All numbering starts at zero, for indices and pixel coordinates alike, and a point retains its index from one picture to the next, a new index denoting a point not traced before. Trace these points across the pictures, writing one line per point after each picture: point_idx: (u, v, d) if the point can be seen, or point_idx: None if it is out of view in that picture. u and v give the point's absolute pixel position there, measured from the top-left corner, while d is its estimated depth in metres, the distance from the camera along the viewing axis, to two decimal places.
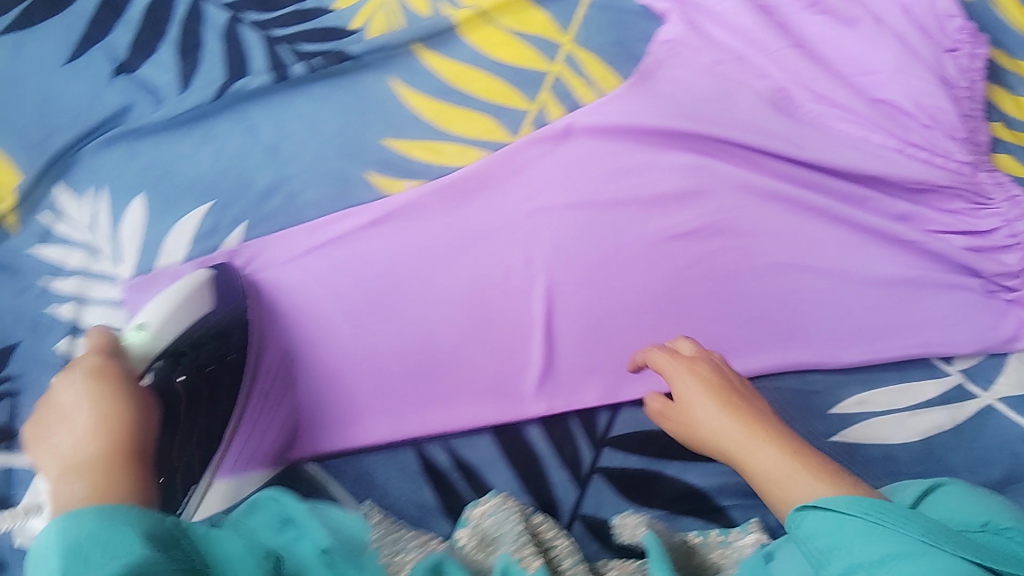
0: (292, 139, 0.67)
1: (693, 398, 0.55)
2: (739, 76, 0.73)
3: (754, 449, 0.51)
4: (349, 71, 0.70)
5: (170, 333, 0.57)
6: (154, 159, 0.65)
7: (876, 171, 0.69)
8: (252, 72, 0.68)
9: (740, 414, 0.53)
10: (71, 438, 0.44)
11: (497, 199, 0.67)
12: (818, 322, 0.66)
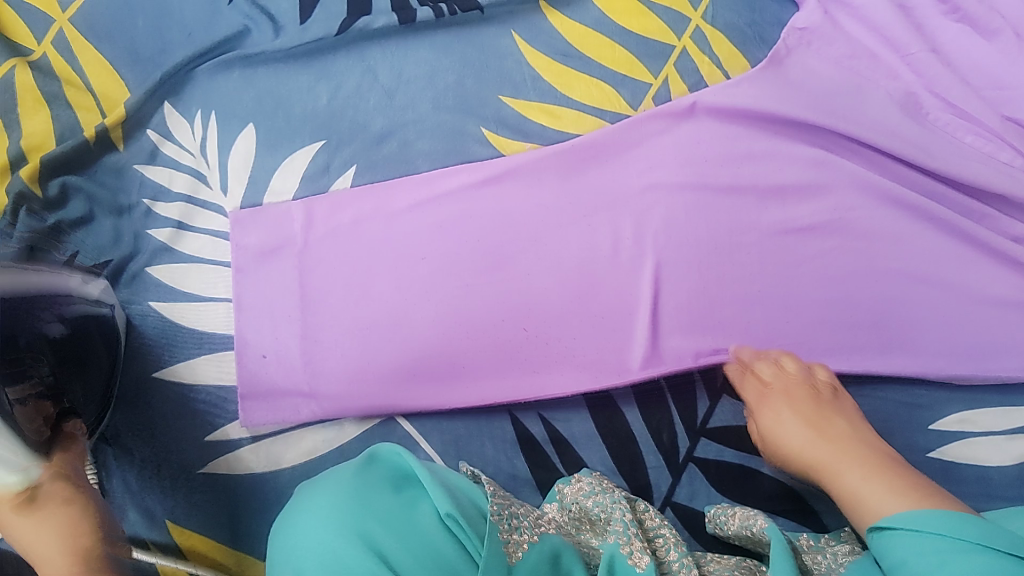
0: (410, 85, 0.65)
1: (778, 423, 0.56)
2: (871, 75, 0.67)
3: (841, 476, 0.52)
4: (472, 23, 0.67)
5: None
6: (270, 89, 0.63)
7: (1002, 188, 0.63)
8: (374, 11, 0.66)
9: (827, 439, 0.54)
10: None
11: (615, 171, 0.62)
12: (935, 341, 0.62)
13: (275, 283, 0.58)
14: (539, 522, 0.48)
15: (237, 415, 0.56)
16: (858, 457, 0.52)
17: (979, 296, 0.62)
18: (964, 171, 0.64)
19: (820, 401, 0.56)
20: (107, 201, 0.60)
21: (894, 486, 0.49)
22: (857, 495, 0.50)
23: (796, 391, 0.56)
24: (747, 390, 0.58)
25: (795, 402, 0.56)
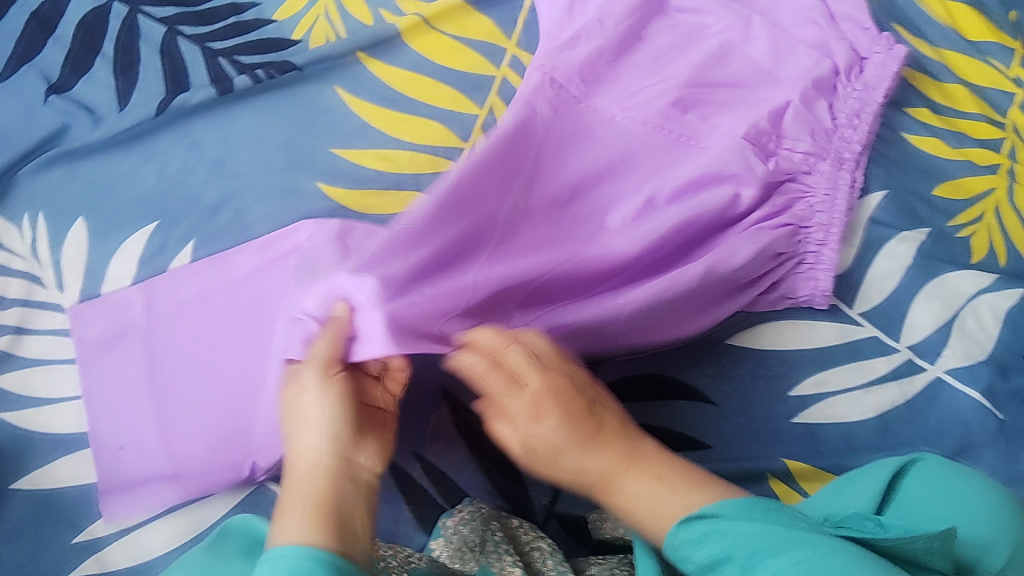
0: (238, 153, 0.65)
1: (552, 448, 0.52)
2: None
3: (620, 490, 0.51)
4: (292, 82, 0.68)
5: None
6: (95, 179, 0.63)
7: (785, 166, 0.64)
8: (193, 87, 0.67)
9: (599, 446, 0.51)
10: None
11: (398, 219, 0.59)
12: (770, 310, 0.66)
13: (115, 373, 0.57)
14: (410, 558, 0.52)
15: (101, 512, 0.55)
16: (631, 464, 0.51)
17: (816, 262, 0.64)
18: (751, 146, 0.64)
19: (580, 396, 0.53)
20: None
21: (676, 486, 0.49)
22: (635, 507, 0.50)
23: (560, 387, 0.52)
24: (506, 404, 0.53)
25: (562, 400, 0.52)
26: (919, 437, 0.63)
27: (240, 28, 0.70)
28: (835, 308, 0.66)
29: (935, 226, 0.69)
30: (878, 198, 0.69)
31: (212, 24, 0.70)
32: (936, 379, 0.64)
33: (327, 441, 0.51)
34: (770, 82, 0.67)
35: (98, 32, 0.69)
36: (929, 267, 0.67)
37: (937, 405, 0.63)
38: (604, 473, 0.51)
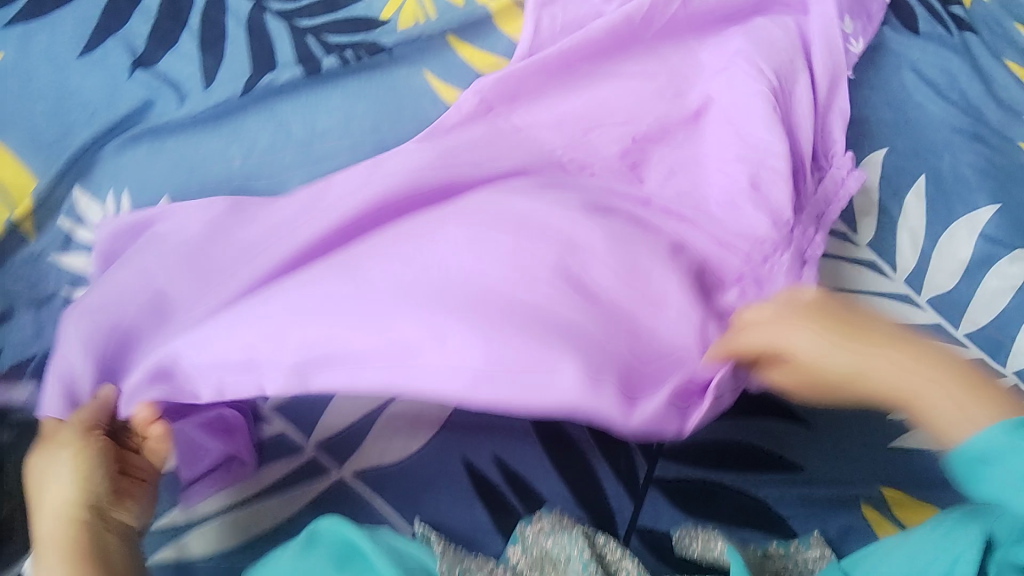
0: (324, 135, 0.64)
1: (785, 340, 0.50)
2: None
3: (870, 368, 0.49)
4: (382, 65, 0.66)
5: None
6: (181, 156, 0.62)
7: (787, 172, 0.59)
8: (280, 66, 0.65)
9: (847, 346, 0.49)
10: None
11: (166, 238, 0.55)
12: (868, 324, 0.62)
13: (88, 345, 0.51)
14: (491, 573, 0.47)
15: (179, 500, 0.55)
16: (866, 331, 0.50)
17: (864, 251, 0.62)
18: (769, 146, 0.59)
19: (820, 310, 0.51)
20: (24, 294, 0.58)
21: (923, 365, 0.48)
22: (897, 384, 0.48)
23: (800, 310, 0.51)
24: (775, 372, 0.52)
25: (816, 318, 0.50)
26: None
27: (329, 5, 0.69)
28: (938, 328, 0.61)
29: None
30: (988, 214, 0.65)
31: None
32: None
33: (76, 479, 0.49)
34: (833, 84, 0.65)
35: (185, 4, 0.67)
36: None
37: None
38: (845, 367, 0.49)
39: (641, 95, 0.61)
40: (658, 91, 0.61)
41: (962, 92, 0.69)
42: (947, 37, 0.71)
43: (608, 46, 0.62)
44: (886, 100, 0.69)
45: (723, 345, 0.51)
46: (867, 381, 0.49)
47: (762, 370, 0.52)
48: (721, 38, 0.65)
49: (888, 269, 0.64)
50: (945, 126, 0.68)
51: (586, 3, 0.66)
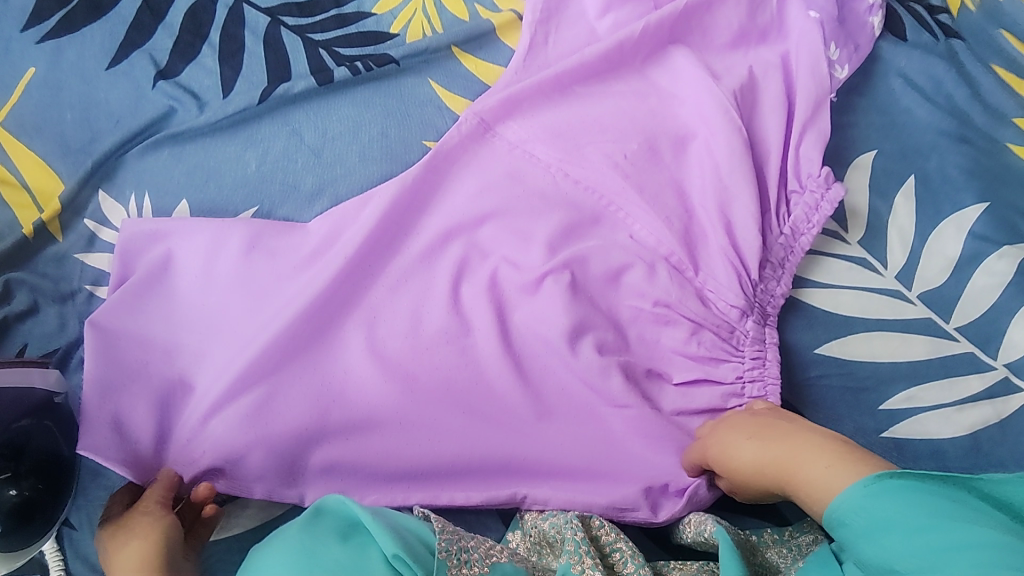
0: (335, 142, 0.67)
1: (725, 451, 0.56)
2: (766, 76, 0.69)
3: (798, 469, 0.51)
4: (389, 75, 0.70)
5: None
6: (200, 162, 0.66)
7: (748, 202, 0.64)
8: (294, 76, 0.69)
9: (772, 445, 0.53)
10: None
11: (193, 261, 0.62)
12: (862, 320, 0.65)
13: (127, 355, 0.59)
14: (491, 551, 0.49)
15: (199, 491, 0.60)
16: (800, 442, 0.52)
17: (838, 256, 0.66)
18: (736, 178, 0.65)
19: (759, 418, 0.57)
20: (48, 289, 0.61)
21: (839, 462, 0.50)
22: (811, 481, 0.50)
23: (737, 419, 0.58)
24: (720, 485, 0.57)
25: (745, 428, 0.56)
26: (1012, 460, 0.61)
27: (340, 19, 0.72)
28: (929, 323, 0.65)
29: None
30: (975, 212, 0.68)
31: (314, 15, 0.71)
32: None
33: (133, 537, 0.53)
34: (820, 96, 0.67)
35: (204, 18, 0.70)
36: None
37: None
38: (777, 457, 0.53)
39: (627, 116, 0.69)
40: (631, 110, 0.69)
41: (948, 97, 0.72)
42: (933, 43, 0.73)
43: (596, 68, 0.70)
44: (874, 105, 0.72)
45: (691, 450, 0.58)
46: (795, 482, 0.51)
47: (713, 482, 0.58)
48: (722, 61, 0.70)
49: (880, 266, 0.66)
50: (932, 129, 0.71)
51: (580, 23, 0.72)
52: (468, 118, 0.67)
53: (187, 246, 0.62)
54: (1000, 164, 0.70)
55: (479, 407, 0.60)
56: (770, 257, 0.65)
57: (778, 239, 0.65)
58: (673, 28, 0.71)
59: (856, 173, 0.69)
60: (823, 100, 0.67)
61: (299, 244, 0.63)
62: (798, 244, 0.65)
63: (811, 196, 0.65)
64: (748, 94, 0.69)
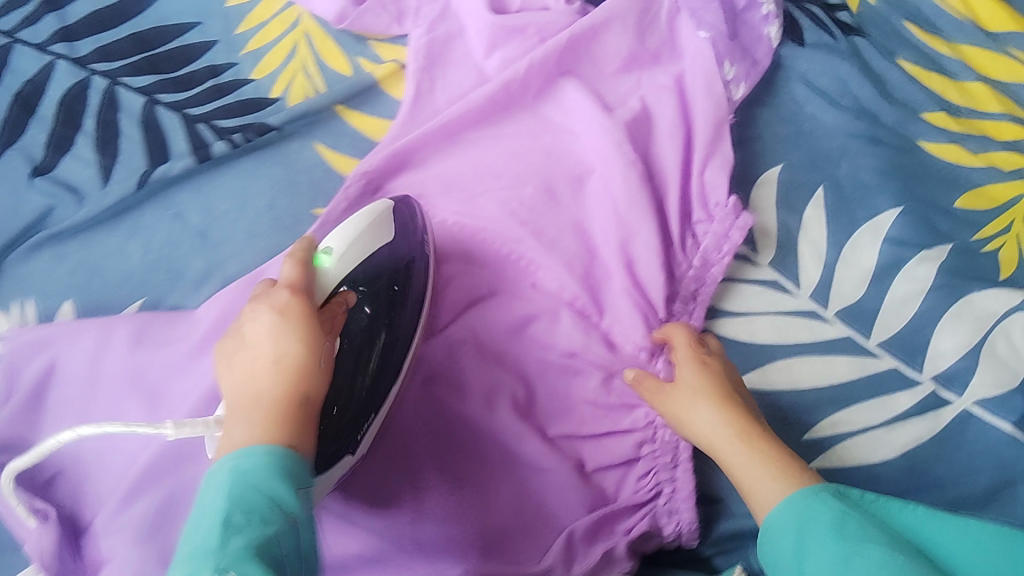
0: (221, 220, 0.65)
1: (688, 413, 0.56)
2: (659, 100, 0.67)
3: (750, 469, 0.52)
4: (273, 142, 0.68)
5: (351, 259, 0.58)
6: (83, 260, 0.64)
7: (648, 239, 0.63)
8: (173, 157, 0.67)
9: (734, 429, 0.54)
10: (259, 344, 0.50)
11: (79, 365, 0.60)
12: (779, 346, 0.62)
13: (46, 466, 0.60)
14: None
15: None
16: (758, 443, 0.53)
17: (751, 280, 0.64)
18: (635, 213, 0.63)
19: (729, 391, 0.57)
20: None
21: (784, 474, 0.51)
22: (756, 485, 0.51)
23: (708, 368, 0.58)
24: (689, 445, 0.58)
25: (710, 397, 0.56)
26: (949, 478, 0.58)
27: (218, 90, 0.69)
28: (850, 342, 0.62)
29: (959, 241, 0.64)
30: (891, 217, 0.65)
31: (190, 89, 0.69)
32: (965, 412, 0.60)
33: None
34: (718, 117, 0.65)
35: (78, 107, 0.68)
36: (952, 287, 0.63)
37: (968, 442, 0.59)
38: (733, 446, 0.54)
39: (521, 157, 0.66)
40: (525, 151, 0.67)
41: (855, 98, 0.69)
42: (833, 44, 0.71)
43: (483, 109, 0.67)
44: (779, 115, 0.69)
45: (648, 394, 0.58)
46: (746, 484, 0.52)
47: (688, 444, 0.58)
48: (614, 89, 0.69)
49: (793, 287, 0.64)
50: (842, 133, 0.68)
51: (467, 64, 0.70)
52: (355, 180, 0.65)
53: (72, 353, 0.60)
54: (915, 162, 0.67)
55: (422, 493, 0.58)
56: (678, 291, 0.63)
57: (687, 273, 0.63)
58: (560, 59, 0.68)
59: (762, 190, 0.66)
60: (724, 123, 0.65)
61: (187, 333, 0.61)
62: (708, 276, 0.63)
63: (724, 226, 0.63)
64: (642, 126, 0.67)
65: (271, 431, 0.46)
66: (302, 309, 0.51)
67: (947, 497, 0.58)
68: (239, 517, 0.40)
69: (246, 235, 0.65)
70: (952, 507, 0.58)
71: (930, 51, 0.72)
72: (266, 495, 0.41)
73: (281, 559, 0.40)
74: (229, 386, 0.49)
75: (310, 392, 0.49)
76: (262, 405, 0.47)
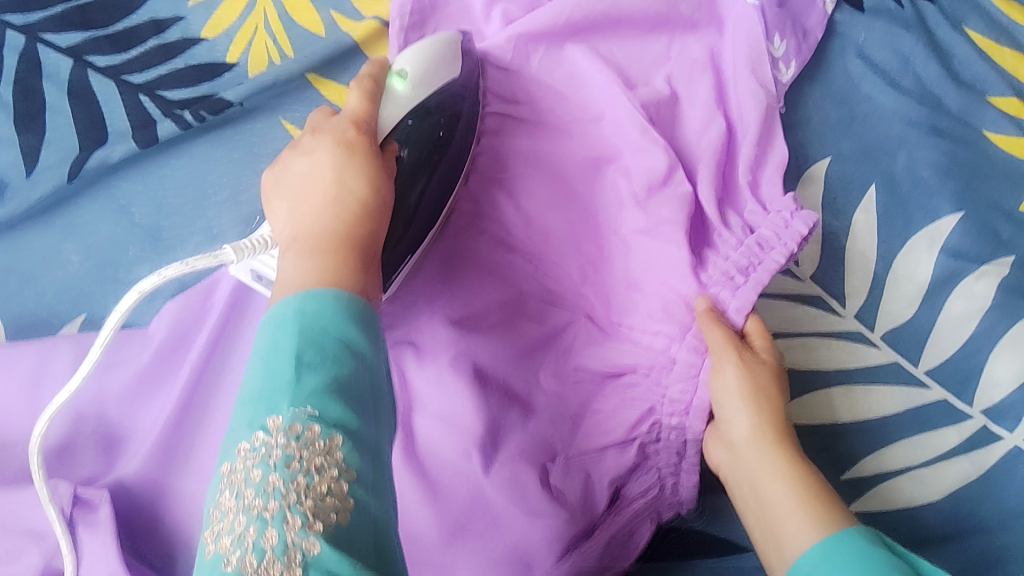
0: (174, 217, 0.55)
1: (724, 404, 0.49)
2: (693, 74, 0.57)
3: (775, 498, 0.45)
4: (235, 119, 0.57)
5: (427, 85, 0.51)
6: (15, 266, 0.54)
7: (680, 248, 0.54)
8: (113, 137, 0.56)
9: (776, 448, 0.47)
10: (316, 169, 0.43)
11: (17, 395, 0.51)
12: (817, 372, 0.55)
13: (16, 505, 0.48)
14: None
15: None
16: (799, 472, 0.46)
17: (787, 295, 0.57)
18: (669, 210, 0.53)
19: (779, 399, 0.49)
20: None
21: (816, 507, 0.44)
22: (780, 513, 0.44)
23: (763, 372, 0.50)
24: (709, 439, 0.52)
25: (761, 398, 0.49)
26: (994, 522, 0.53)
27: (164, 51, 0.58)
28: (898, 369, 0.55)
29: (1022, 252, 0.57)
30: (950, 223, 0.57)
31: (129, 49, 0.58)
32: (1017, 450, 0.54)
33: None
34: (764, 100, 0.55)
35: None
36: (1013, 307, 0.56)
37: (1018, 482, 0.53)
38: (767, 467, 0.47)
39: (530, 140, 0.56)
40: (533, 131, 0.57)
41: (917, 77, 0.60)
42: (898, 9, 0.61)
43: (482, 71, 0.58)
44: (829, 94, 0.60)
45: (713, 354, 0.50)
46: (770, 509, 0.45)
47: (712, 431, 0.52)
48: (635, 61, 0.58)
49: (838, 306, 0.56)
50: (900, 120, 0.59)
51: (465, 24, 0.59)
52: None
53: (10, 380, 0.52)
54: (980, 156, 0.58)
55: (420, 558, 0.50)
56: (712, 274, 0.53)
57: (721, 258, 0.53)
58: (575, 23, 0.57)
59: (809, 188, 0.58)
60: (770, 110, 0.55)
61: (136, 355, 0.53)
62: (759, 259, 0.52)
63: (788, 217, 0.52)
64: (672, 107, 0.57)
65: (330, 266, 0.38)
66: (365, 142, 0.45)
67: (990, 545, 0.52)
68: (312, 355, 0.33)
69: (201, 233, 0.55)
70: (995, 556, 0.52)
71: (1004, 15, 0.62)
72: (338, 334, 0.34)
73: (358, 386, 0.34)
74: (285, 218, 0.43)
75: (363, 224, 0.41)
76: (322, 240, 0.40)
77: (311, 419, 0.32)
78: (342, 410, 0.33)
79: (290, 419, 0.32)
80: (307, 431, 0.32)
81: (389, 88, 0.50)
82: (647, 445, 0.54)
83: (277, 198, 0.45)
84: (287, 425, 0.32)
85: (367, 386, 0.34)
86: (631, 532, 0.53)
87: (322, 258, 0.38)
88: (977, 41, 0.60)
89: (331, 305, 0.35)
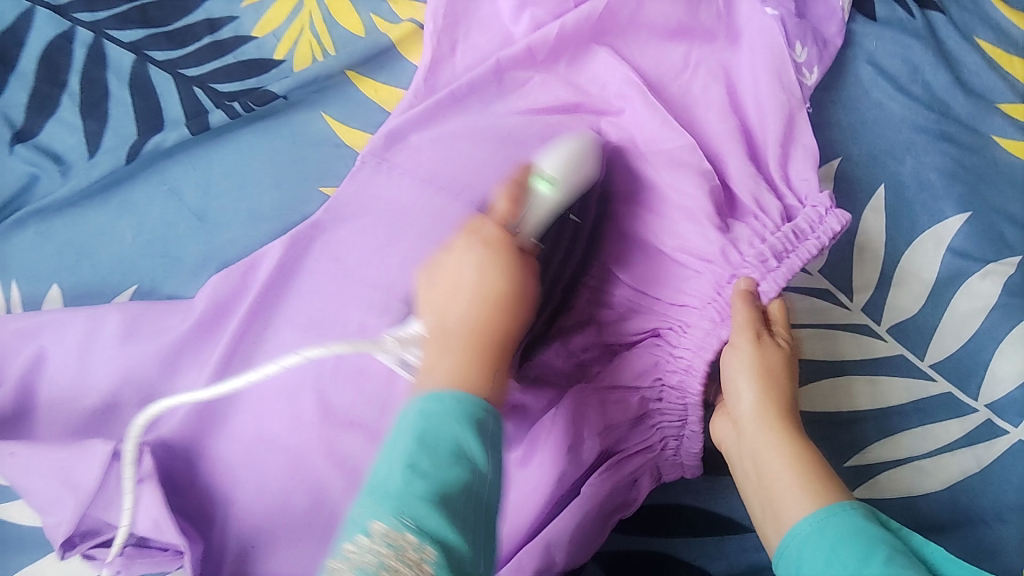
0: (220, 200, 0.60)
1: (734, 382, 0.52)
2: (708, 77, 0.60)
3: (772, 475, 0.47)
4: (278, 111, 0.61)
5: (572, 190, 0.51)
6: (72, 239, 0.58)
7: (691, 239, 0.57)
8: (167, 125, 0.61)
9: (778, 429, 0.49)
10: (469, 274, 0.47)
11: (67, 357, 0.54)
12: (822, 362, 0.57)
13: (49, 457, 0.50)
14: None
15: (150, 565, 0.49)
16: (800, 452, 0.47)
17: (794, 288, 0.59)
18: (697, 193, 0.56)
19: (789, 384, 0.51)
20: None
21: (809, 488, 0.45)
22: (775, 490, 0.46)
23: (774, 357, 0.51)
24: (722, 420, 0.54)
25: (770, 381, 0.50)
26: (992, 514, 0.54)
27: (217, 48, 0.63)
28: (902, 362, 0.57)
29: None
30: (956, 223, 0.59)
31: (185, 45, 0.63)
32: (1018, 444, 0.55)
33: None
34: (774, 102, 0.58)
35: (63, 63, 0.62)
36: (1015, 306, 0.57)
37: (1018, 475, 0.55)
38: (767, 445, 0.48)
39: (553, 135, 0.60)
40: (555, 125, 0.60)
41: (925, 85, 0.62)
42: (909, 19, 0.64)
43: (510, 71, 0.61)
44: (839, 99, 0.63)
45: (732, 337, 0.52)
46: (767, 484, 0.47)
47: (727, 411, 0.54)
48: (655, 60, 0.61)
49: (845, 299, 0.59)
50: (908, 125, 0.62)
51: (494, 27, 0.63)
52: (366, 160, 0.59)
53: (60, 344, 0.55)
54: (986, 161, 0.61)
55: None
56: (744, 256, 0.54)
57: (752, 242, 0.55)
58: (597, 25, 0.61)
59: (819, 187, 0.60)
60: (780, 110, 0.58)
61: (177, 325, 0.55)
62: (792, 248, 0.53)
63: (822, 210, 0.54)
64: (687, 107, 0.60)
65: (471, 374, 0.43)
66: (507, 241, 0.48)
67: (988, 536, 0.53)
68: (426, 463, 0.38)
69: (245, 215, 0.59)
70: (993, 547, 0.53)
71: (1010, 29, 0.65)
72: (450, 441, 0.39)
73: (471, 507, 0.38)
74: (435, 306, 0.47)
75: (499, 325, 0.46)
76: (471, 345, 0.44)
77: (407, 528, 0.36)
78: (445, 528, 0.37)
79: (388, 527, 0.36)
80: (403, 538, 0.36)
81: (535, 193, 0.50)
82: (649, 400, 0.56)
83: (429, 290, 0.48)
84: (387, 532, 0.36)
85: (478, 496, 0.39)
86: (632, 486, 0.55)
87: (461, 364, 0.43)
88: (993, 52, 0.64)
89: (457, 407, 0.40)
